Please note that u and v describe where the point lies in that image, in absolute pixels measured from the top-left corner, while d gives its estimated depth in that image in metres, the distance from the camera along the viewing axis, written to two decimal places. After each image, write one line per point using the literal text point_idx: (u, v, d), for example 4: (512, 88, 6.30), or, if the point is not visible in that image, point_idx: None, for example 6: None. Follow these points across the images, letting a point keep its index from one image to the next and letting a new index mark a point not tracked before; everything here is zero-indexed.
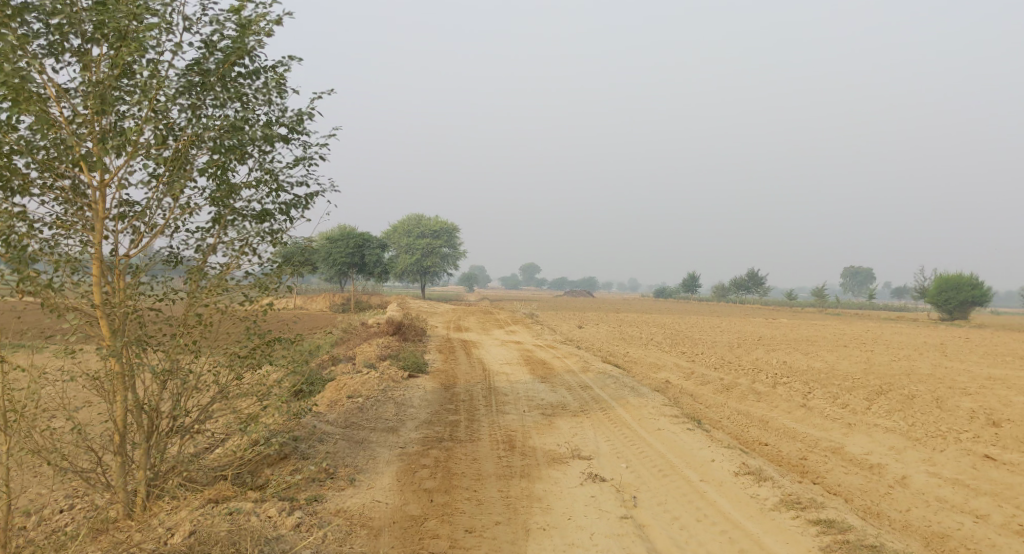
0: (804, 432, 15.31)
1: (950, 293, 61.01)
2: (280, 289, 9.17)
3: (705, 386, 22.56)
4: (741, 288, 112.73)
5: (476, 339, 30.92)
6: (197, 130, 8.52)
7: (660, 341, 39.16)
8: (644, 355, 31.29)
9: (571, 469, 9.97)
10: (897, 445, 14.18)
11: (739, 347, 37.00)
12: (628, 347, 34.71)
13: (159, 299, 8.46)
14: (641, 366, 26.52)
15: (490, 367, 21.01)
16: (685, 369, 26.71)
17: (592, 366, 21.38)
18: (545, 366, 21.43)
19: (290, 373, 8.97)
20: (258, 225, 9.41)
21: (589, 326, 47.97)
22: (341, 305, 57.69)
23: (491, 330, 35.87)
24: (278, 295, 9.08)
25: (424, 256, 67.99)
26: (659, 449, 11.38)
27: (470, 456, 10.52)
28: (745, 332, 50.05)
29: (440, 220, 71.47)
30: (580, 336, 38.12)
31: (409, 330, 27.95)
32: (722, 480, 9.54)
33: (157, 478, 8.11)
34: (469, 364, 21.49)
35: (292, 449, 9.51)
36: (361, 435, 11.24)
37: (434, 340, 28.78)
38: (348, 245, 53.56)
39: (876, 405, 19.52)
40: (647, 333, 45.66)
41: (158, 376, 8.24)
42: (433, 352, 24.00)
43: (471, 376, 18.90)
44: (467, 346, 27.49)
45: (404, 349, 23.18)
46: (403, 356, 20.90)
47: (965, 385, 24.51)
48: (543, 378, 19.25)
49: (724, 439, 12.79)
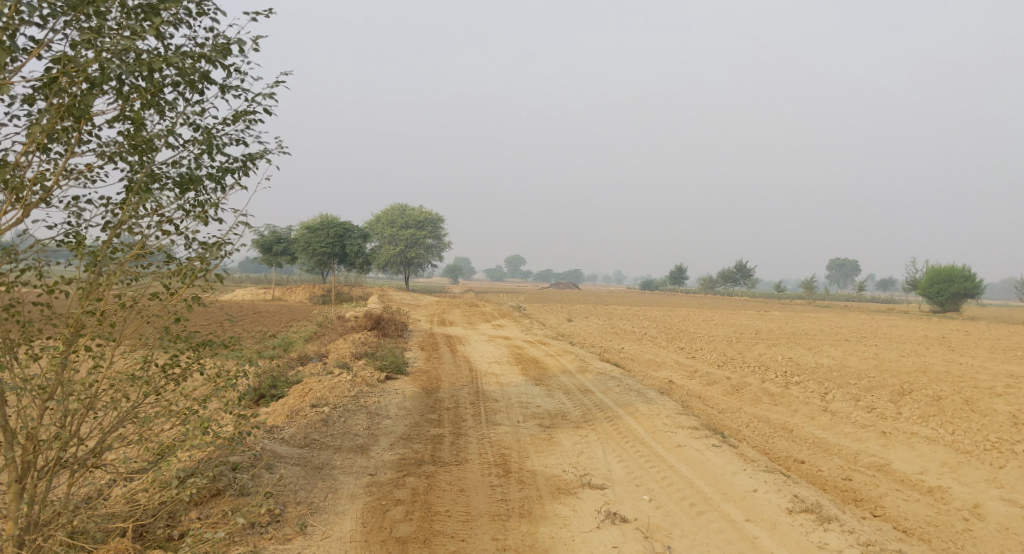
0: (838, 444, 13.34)
1: (942, 286, 59.46)
2: (206, 276, 7.15)
3: (711, 386, 20.59)
4: (728, 280, 111.16)
5: (461, 333, 28.90)
6: (91, 69, 6.59)
7: (655, 336, 37.14)
8: (641, 351, 29.30)
9: (584, 504, 7.97)
10: (950, 459, 12.26)
11: (737, 342, 35.07)
12: (622, 342, 32.73)
13: (44, 291, 6.51)
14: (639, 365, 24.51)
15: (478, 367, 18.97)
16: (687, 367, 24.73)
17: (589, 365, 19.39)
18: (538, 365, 19.42)
19: (219, 389, 6.99)
20: (181, 197, 7.44)
21: (580, 319, 46.05)
22: (321, 297, 55.49)
23: (477, 324, 33.86)
24: (206, 285, 7.10)
25: (408, 247, 65.82)
26: (684, 473, 9.39)
27: (456, 485, 8.49)
28: (739, 325, 48.13)
29: (425, 210, 69.40)
30: (571, 330, 36.14)
31: (388, 325, 25.83)
32: (774, 521, 7.60)
33: (36, 528, 6.18)
34: (453, 363, 19.42)
35: (226, 482, 7.47)
36: (321, 459, 9.21)
37: (416, 336, 26.70)
38: (328, 235, 51.41)
39: (905, 407, 17.56)
40: (639, 326, 43.76)
41: (37, 394, 6.29)
42: (415, 349, 21.96)
43: (455, 378, 16.85)
44: (452, 342, 25.48)
45: (383, 345, 21.11)
46: (380, 355, 18.83)
47: (989, 385, 22.57)
48: (536, 380, 17.23)
49: (757, 457, 10.84)
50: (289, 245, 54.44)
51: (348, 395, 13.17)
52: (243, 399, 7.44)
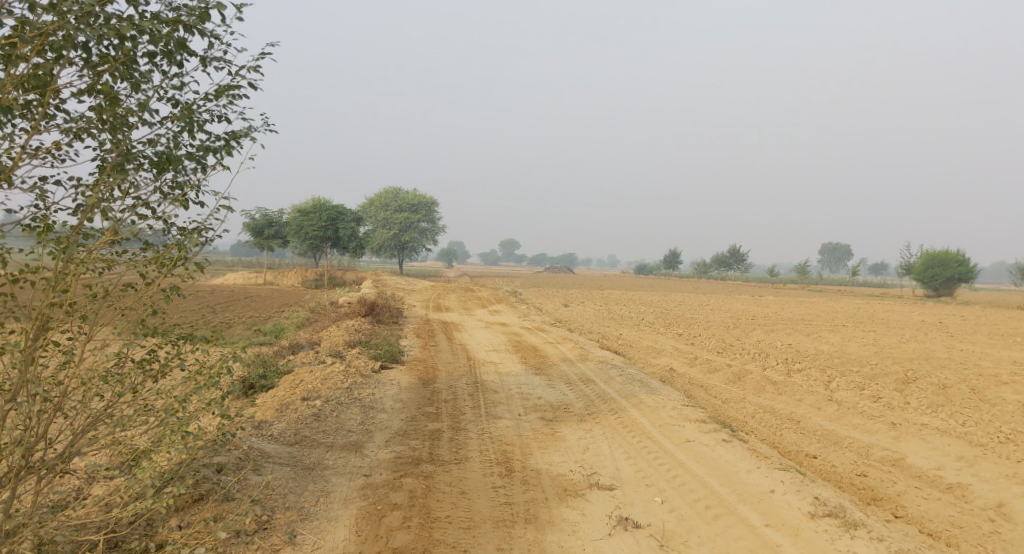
0: (849, 436, 12.91)
1: (936, 270, 59.13)
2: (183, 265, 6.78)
3: (713, 375, 20.14)
4: (722, 264, 110.81)
5: (457, 320, 28.38)
6: (59, 44, 6.13)
7: (652, 321, 36.69)
8: (639, 337, 28.84)
9: (594, 508, 7.50)
10: (966, 453, 11.83)
11: (735, 328, 34.65)
12: (620, 328, 32.27)
13: (8, 280, 6.05)
14: (639, 352, 24.04)
15: (475, 355, 18.47)
16: (687, 354, 24.29)
17: (589, 353, 18.91)
18: (537, 354, 18.94)
19: (199, 390, 6.52)
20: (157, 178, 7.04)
21: (576, 304, 45.60)
22: (314, 281, 54.90)
23: (473, 310, 33.36)
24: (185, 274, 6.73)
25: (401, 231, 65.15)
26: (696, 471, 8.95)
27: (457, 487, 8.00)
28: (735, 310, 47.71)
29: (419, 194, 68.74)
30: (567, 316, 35.68)
31: (383, 311, 25.28)
32: (796, 527, 7.16)
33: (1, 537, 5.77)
34: (449, 351, 18.92)
35: (209, 485, 7.00)
36: (312, 459, 8.72)
37: (411, 322, 26.18)
38: (321, 218, 50.77)
39: (913, 397, 17.13)
40: (636, 312, 43.32)
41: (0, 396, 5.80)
42: (410, 337, 21.45)
43: (452, 367, 16.36)
44: (448, 329, 24.94)
45: (377, 333, 20.59)
46: (375, 343, 18.30)
47: (994, 373, 22.18)
48: (536, 369, 16.75)
49: (769, 453, 10.39)
50: (282, 228, 53.73)
51: (342, 387, 12.66)
52: (226, 399, 6.98)
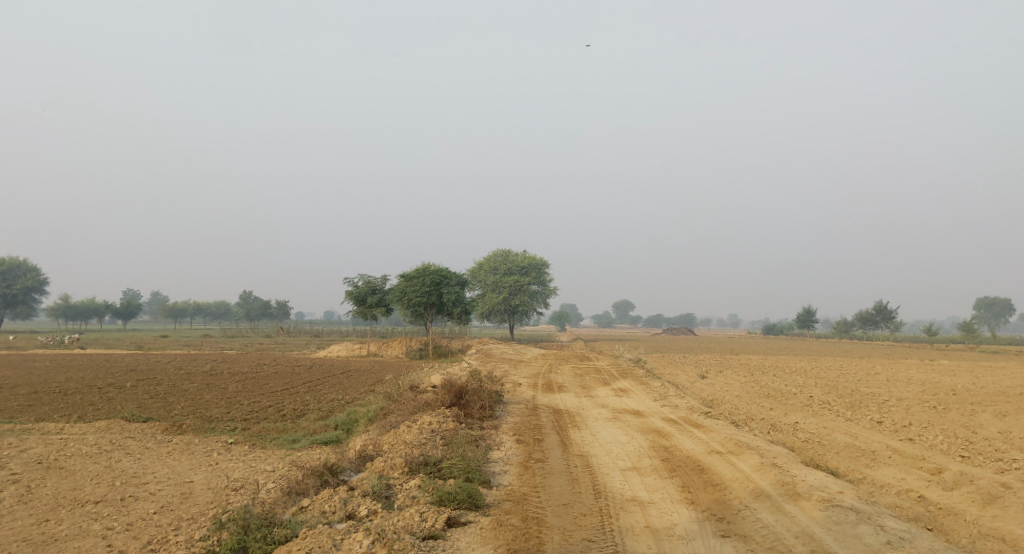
0: None
1: None
2: None
3: (1001, 511, 12.22)
4: (868, 323, 98.31)
5: (577, 406, 21.29)
6: None
7: (828, 401, 28.20)
8: (828, 430, 20.79)
9: None
10: None
11: (949, 411, 25.89)
12: (791, 412, 24.38)
13: None
14: (843, 460, 16.25)
15: (606, 485, 11.45)
16: (920, 464, 16.27)
17: (795, 480, 11.48)
18: (709, 480, 11.71)
19: None
20: None
21: (717, 376, 37.62)
22: (418, 351, 49.51)
23: (595, 388, 26.39)
24: None
25: (511, 296, 59.15)
26: None
27: None
28: (921, 381, 38.04)
29: (531, 254, 62.44)
30: (717, 395, 27.97)
31: (475, 404, 18.48)
32: None
33: None
34: (566, 476, 11.89)
35: None
36: None
37: (515, 414, 19.43)
38: (424, 284, 45.61)
39: None
40: (797, 385, 34.90)
41: None
42: (507, 443, 14.65)
43: (571, 520, 9.51)
44: (564, 423, 18.04)
45: (455, 438, 13.96)
46: (446, 466, 11.56)
47: None
48: (719, 522, 9.63)
49: None
50: (383, 295, 48.48)
51: None
52: None
